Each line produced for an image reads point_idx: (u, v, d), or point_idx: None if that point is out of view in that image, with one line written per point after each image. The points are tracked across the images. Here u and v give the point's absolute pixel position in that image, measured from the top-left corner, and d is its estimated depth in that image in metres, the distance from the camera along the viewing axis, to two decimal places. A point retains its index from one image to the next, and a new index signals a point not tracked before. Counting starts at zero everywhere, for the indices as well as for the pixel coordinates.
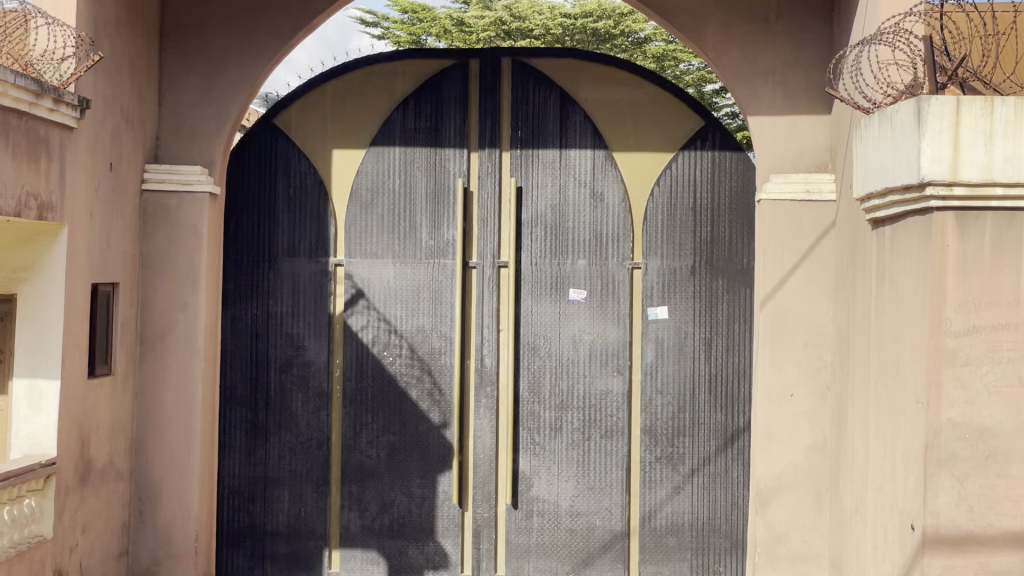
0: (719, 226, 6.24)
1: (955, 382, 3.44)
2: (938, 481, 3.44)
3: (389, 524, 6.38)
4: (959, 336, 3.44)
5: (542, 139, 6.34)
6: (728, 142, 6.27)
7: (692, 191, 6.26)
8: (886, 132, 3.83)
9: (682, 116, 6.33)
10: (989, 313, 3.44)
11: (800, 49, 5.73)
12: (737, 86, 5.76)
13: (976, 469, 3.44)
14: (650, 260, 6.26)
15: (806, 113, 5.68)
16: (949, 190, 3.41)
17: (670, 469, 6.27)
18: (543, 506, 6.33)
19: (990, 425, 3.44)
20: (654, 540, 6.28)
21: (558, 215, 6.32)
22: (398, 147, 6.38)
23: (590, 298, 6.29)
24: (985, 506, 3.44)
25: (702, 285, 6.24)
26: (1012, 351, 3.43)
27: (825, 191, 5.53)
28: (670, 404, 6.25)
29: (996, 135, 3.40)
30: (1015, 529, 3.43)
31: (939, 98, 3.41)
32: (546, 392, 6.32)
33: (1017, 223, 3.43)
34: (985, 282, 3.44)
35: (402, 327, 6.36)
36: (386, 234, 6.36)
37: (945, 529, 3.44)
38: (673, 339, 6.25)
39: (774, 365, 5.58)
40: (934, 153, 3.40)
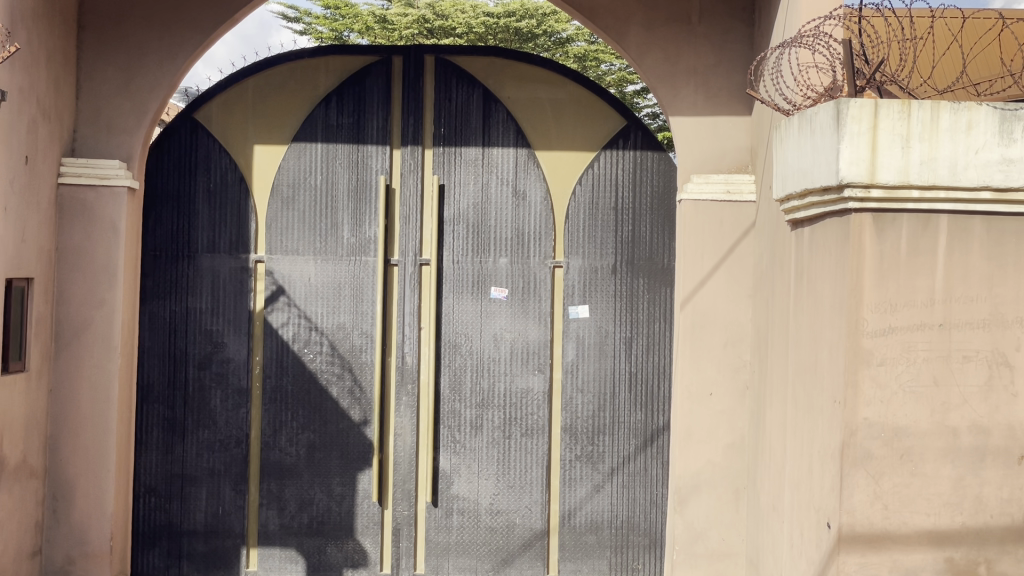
0: (640, 225, 6.28)
1: (872, 382, 3.48)
2: (854, 480, 3.48)
3: (308, 522, 6.35)
4: (875, 337, 3.48)
5: (464, 137, 6.33)
6: (649, 142, 6.31)
7: (614, 191, 6.29)
8: (806, 134, 3.86)
9: (604, 116, 6.35)
10: (905, 314, 3.49)
11: (721, 51, 5.77)
12: (659, 86, 5.79)
13: (891, 468, 3.49)
14: (572, 258, 6.28)
15: (727, 113, 5.73)
16: (866, 191, 3.45)
17: (590, 467, 6.29)
18: (463, 504, 6.33)
19: (905, 424, 3.49)
20: (574, 538, 6.31)
21: (481, 213, 6.32)
22: (321, 143, 6.35)
23: (511, 297, 6.30)
24: (899, 504, 3.49)
25: (623, 284, 6.27)
26: (926, 352, 3.49)
27: (745, 192, 5.57)
28: (590, 402, 6.28)
29: (913, 138, 3.44)
30: (928, 526, 3.49)
31: (858, 99, 3.44)
32: (467, 389, 6.31)
33: (932, 226, 3.49)
34: (902, 283, 3.49)
35: (323, 324, 6.32)
36: (307, 231, 6.33)
37: (860, 527, 3.48)
38: (594, 338, 6.27)
39: (693, 364, 5.61)
40: (852, 155, 3.43)
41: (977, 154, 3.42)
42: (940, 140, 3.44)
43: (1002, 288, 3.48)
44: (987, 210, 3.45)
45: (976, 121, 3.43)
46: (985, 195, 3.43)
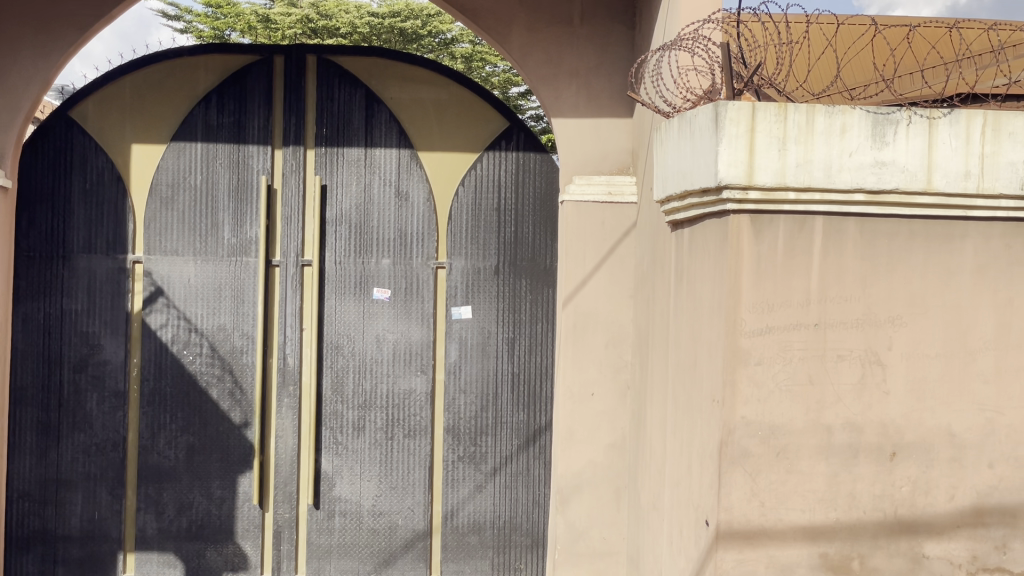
0: (522, 226, 6.31)
1: (749, 380, 3.53)
2: (732, 477, 3.52)
3: (187, 526, 6.28)
4: (753, 336, 3.52)
5: (346, 137, 6.30)
6: (532, 144, 6.34)
7: (496, 192, 6.31)
8: (685, 136, 3.91)
9: (486, 118, 6.37)
10: (781, 314, 3.54)
11: (603, 53, 5.82)
12: (541, 87, 5.80)
13: (767, 465, 3.54)
14: (454, 259, 6.28)
15: (608, 115, 5.79)
16: (744, 193, 3.50)
17: (472, 467, 6.30)
18: (345, 506, 6.30)
19: (781, 423, 3.54)
20: (456, 539, 6.32)
21: (363, 214, 6.29)
22: (201, 142, 6.28)
23: (394, 298, 6.28)
24: (775, 501, 3.54)
25: (505, 285, 6.28)
26: (802, 351, 3.54)
27: (627, 193, 5.61)
28: (472, 403, 6.28)
29: (789, 140, 3.48)
30: (803, 523, 3.55)
31: (735, 103, 3.47)
32: (349, 391, 6.29)
33: (808, 226, 3.55)
34: (778, 283, 3.54)
35: (202, 325, 6.26)
36: (187, 231, 6.25)
37: (738, 524, 3.52)
38: (477, 339, 6.28)
39: (575, 364, 5.62)
40: (730, 157, 3.47)
41: (850, 157, 3.47)
42: (815, 144, 3.48)
43: (875, 288, 3.55)
44: (860, 212, 3.52)
45: (849, 125, 3.48)
46: (858, 197, 3.50)
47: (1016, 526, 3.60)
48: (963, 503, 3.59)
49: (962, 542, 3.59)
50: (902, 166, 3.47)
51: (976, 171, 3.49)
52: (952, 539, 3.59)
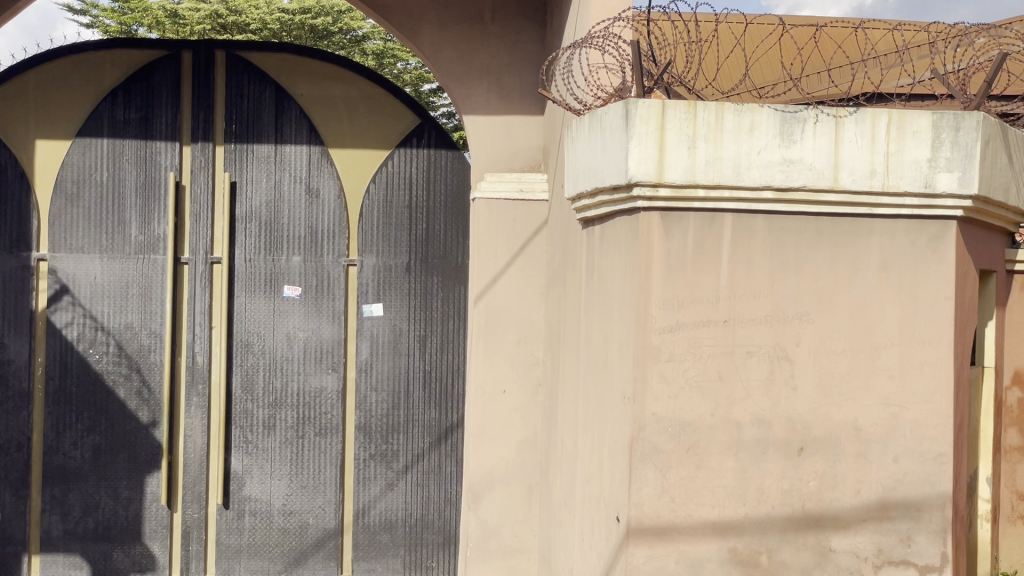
0: (433, 223, 6.29)
1: (660, 377, 3.55)
2: (642, 472, 3.55)
3: (94, 527, 6.21)
4: (663, 333, 3.55)
5: (255, 133, 6.25)
6: (443, 140, 6.34)
7: (407, 189, 6.28)
8: (596, 132, 3.92)
9: (397, 114, 6.35)
10: (692, 311, 3.56)
11: (513, 50, 5.82)
12: (453, 85, 5.80)
13: (677, 461, 3.56)
14: (366, 257, 6.25)
15: (519, 113, 5.79)
16: (654, 189, 3.54)
17: (384, 465, 6.27)
18: (255, 506, 6.25)
19: (690, 419, 3.57)
20: (368, 537, 6.28)
21: (273, 211, 6.24)
22: (107, 138, 6.19)
23: (304, 295, 6.24)
24: (686, 497, 3.57)
25: (416, 282, 6.26)
26: (712, 348, 3.57)
27: (538, 190, 5.63)
28: (384, 401, 6.25)
29: (699, 138, 3.52)
30: (713, 518, 3.58)
31: (646, 100, 3.52)
32: (259, 389, 6.24)
33: (718, 223, 3.58)
34: (688, 280, 3.57)
35: (109, 323, 6.18)
36: (93, 228, 6.17)
37: (648, 520, 3.55)
38: (388, 336, 6.25)
39: (487, 361, 5.59)
40: (641, 154, 3.52)
41: (759, 154, 3.51)
42: (724, 141, 3.51)
43: (784, 285, 3.58)
44: (768, 209, 3.56)
45: (758, 122, 3.52)
46: (767, 195, 3.53)
47: (920, 520, 3.62)
48: (869, 498, 3.61)
49: (867, 535, 3.61)
50: (810, 164, 3.51)
51: (882, 169, 3.51)
52: (859, 532, 3.60)
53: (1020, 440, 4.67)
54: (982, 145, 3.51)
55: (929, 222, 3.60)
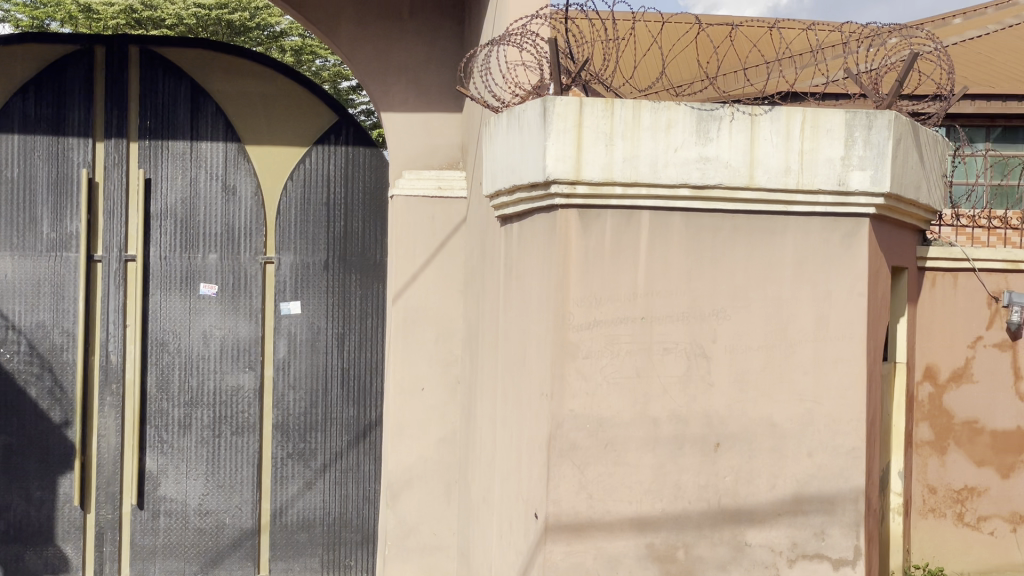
0: (352, 220, 6.26)
1: (578, 374, 3.54)
2: (561, 469, 3.54)
3: (4, 529, 6.14)
4: (581, 330, 3.54)
5: (170, 130, 6.19)
6: (361, 138, 6.32)
7: (325, 186, 6.25)
8: (514, 130, 3.92)
9: (315, 112, 6.30)
10: (610, 308, 3.57)
11: (432, 47, 5.81)
12: (371, 82, 5.77)
13: (595, 457, 3.57)
14: (283, 254, 6.21)
15: (438, 111, 5.79)
16: (572, 187, 3.53)
17: (301, 464, 6.23)
18: (170, 506, 6.19)
19: (608, 416, 3.58)
20: (285, 536, 6.24)
21: (189, 208, 6.17)
22: (18, 134, 6.10)
23: (221, 293, 6.19)
24: (603, 492, 3.57)
25: (335, 280, 6.23)
26: (629, 344, 3.58)
27: (457, 188, 5.61)
28: (302, 399, 6.21)
29: (616, 136, 3.52)
30: (630, 513, 3.59)
31: (563, 98, 3.51)
32: (174, 388, 6.17)
33: (635, 221, 3.59)
34: (606, 277, 3.57)
35: (20, 322, 6.10)
36: (2, 225, 6.08)
37: (566, 517, 3.54)
38: (305, 334, 6.22)
39: (405, 359, 5.57)
40: (558, 152, 3.51)
41: (676, 152, 3.53)
42: (641, 139, 3.53)
43: (700, 282, 3.61)
44: (685, 206, 3.58)
45: (675, 120, 3.54)
46: (683, 192, 3.56)
47: (834, 514, 3.66)
48: (784, 492, 3.64)
49: (782, 529, 3.64)
50: (725, 162, 3.55)
51: (797, 167, 3.57)
52: (774, 526, 3.64)
53: (931, 434, 4.79)
54: (893, 143, 3.61)
55: (842, 220, 3.67)
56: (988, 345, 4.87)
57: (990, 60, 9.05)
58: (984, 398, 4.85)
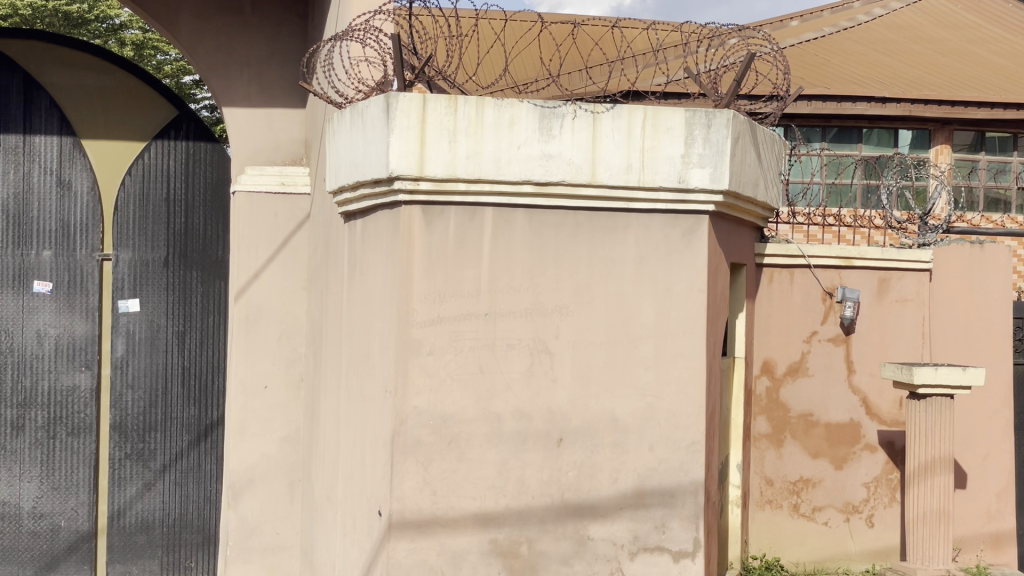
0: (193, 217, 6.17)
1: (421, 371, 3.55)
2: (404, 466, 3.52)
3: None
4: (424, 327, 3.55)
5: (2, 123, 6.04)
6: (202, 133, 6.25)
7: (165, 182, 6.15)
8: (357, 126, 3.89)
9: (154, 106, 6.20)
10: (453, 305, 3.58)
11: (275, 42, 5.74)
12: (212, 76, 5.67)
13: (438, 453, 3.56)
14: (120, 251, 6.08)
15: (280, 106, 5.74)
16: (415, 183, 3.52)
17: (140, 465, 6.11)
18: (3, 509, 6.03)
19: (452, 412, 3.57)
20: (123, 539, 6.11)
21: (21, 204, 6.03)
22: None
23: (56, 291, 6.05)
24: (447, 489, 3.56)
25: (174, 277, 6.12)
26: (472, 340, 3.59)
27: (300, 184, 5.59)
28: (140, 399, 6.10)
29: (459, 132, 3.52)
30: (474, 509, 3.58)
31: (406, 94, 3.50)
32: (7, 388, 6.04)
33: (478, 217, 3.60)
34: (449, 274, 3.57)
35: None
36: None
37: (409, 514, 3.52)
38: (144, 333, 6.10)
39: (248, 357, 5.46)
40: (401, 148, 3.50)
41: (518, 149, 3.54)
42: (484, 136, 3.53)
43: (542, 278, 3.64)
44: (528, 203, 3.60)
45: (517, 117, 3.55)
46: (526, 189, 3.57)
47: (674, 506, 3.71)
48: (626, 486, 3.68)
49: (624, 523, 3.68)
50: (568, 159, 3.57)
51: (638, 164, 3.62)
52: (616, 520, 3.68)
53: (768, 428, 4.92)
54: (731, 141, 3.69)
55: (682, 217, 3.74)
56: (823, 340, 5.00)
57: (827, 61, 9.26)
58: (818, 392, 4.97)
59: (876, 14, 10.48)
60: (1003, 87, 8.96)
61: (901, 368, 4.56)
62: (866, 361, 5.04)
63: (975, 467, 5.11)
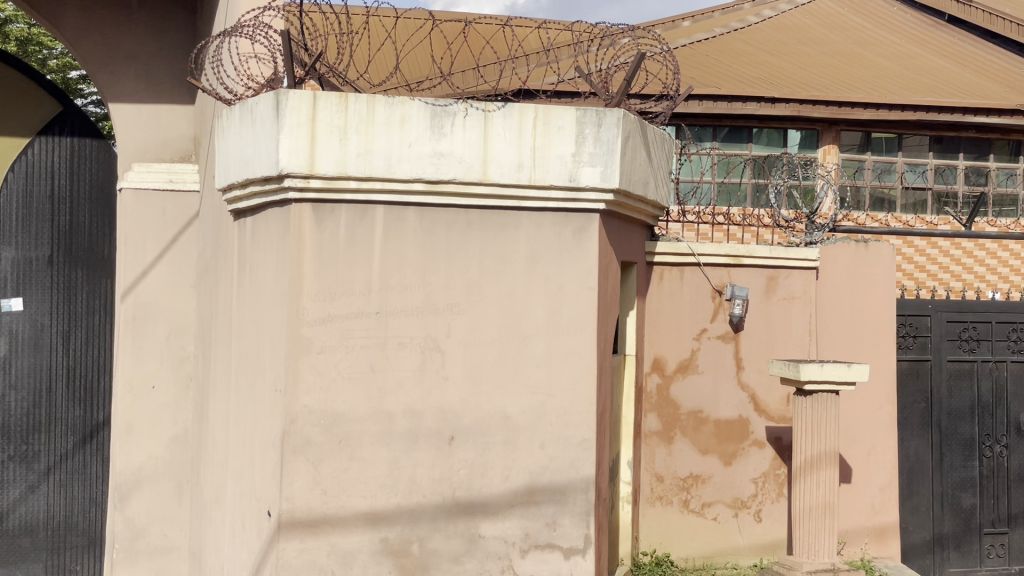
0: (78, 214, 6.08)
1: (311, 369, 3.52)
2: (294, 466, 3.49)
3: None
4: (315, 325, 3.52)
5: None
6: (87, 130, 6.16)
7: (49, 179, 6.06)
8: (247, 122, 3.85)
9: (38, 102, 6.09)
10: (343, 303, 3.55)
11: (162, 38, 5.68)
12: (98, 72, 5.58)
13: (328, 452, 3.53)
14: (3, 249, 5.96)
15: (168, 102, 5.67)
16: (305, 181, 3.49)
17: (24, 467, 5.98)
18: None
19: (343, 410, 3.55)
20: (6, 542, 5.97)
21: None
22: None
23: None
24: (337, 488, 3.53)
25: (58, 276, 6.03)
26: (363, 339, 3.57)
27: (188, 180, 5.52)
28: (23, 399, 5.97)
29: (350, 130, 3.50)
30: (364, 508, 3.56)
31: (296, 90, 3.47)
32: None
33: (369, 216, 3.58)
34: (339, 272, 3.55)
35: None
36: None
37: (299, 513, 3.49)
38: (27, 331, 5.99)
39: (134, 356, 5.38)
40: (291, 145, 3.46)
41: (410, 147, 3.53)
42: (374, 133, 3.51)
43: (433, 276, 3.63)
44: (419, 201, 3.59)
45: (409, 115, 3.54)
46: (417, 186, 3.56)
47: (564, 504, 3.73)
48: (516, 483, 3.69)
49: (515, 520, 3.69)
50: (459, 157, 3.57)
51: (529, 163, 3.63)
52: (507, 517, 3.68)
53: (659, 424, 4.95)
54: (620, 140, 3.73)
55: (573, 215, 3.76)
56: (713, 338, 5.05)
57: (717, 62, 9.36)
58: (708, 389, 5.02)
59: (766, 16, 10.62)
60: (888, 88, 9.13)
61: (788, 364, 4.63)
62: (753, 359, 5.10)
63: (859, 462, 5.19)
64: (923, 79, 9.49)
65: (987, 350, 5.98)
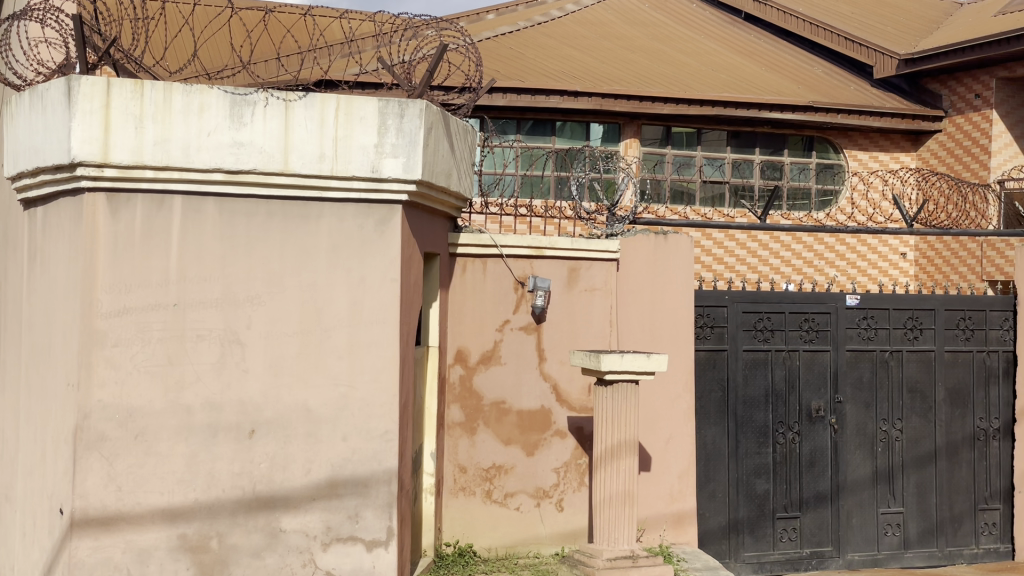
0: None
1: (106, 363, 3.43)
2: (87, 462, 3.40)
3: None
4: (109, 318, 3.44)
5: None
6: None
7: None
8: (37, 109, 3.72)
9: None
10: (139, 295, 3.47)
11: None
12: None
13: (124, 449, 3.45)
14: None
15: None
16: (99, 170, 3.40)
17: None
18: None
19: (139, 405, 3.47)
20: None
21: None
22: None
23: None
24: (133, 484, 3.45)
25: None
26: (161, 332, 3.49)
27: None
28: None
29: (146, 118, 3.42)
30: (161, 504, 3.48)
31: (89, 77, 3.38)
32: None
33: (166, 206, 3.51)
34: (135, 263, 3.47)
35: None
36: None
37: (93, 511, 3.41)
38: None
39: None
40: (84, 133, 3.37)
41: (208, 136, 3.47)
42: (172, 122, 3.44)
43: (233, 267, 3.57)
44: (218, 191, 3.53)
45: (207, 104, 3.48)
46: (216, 177, 3.50)
47: (367, 496, 3.70)
48: (318, 477, 3.65)
49: (315, 514, 3.64)
50: (258, 147, 3.52)
51: (331, 153, 3.60)
52: (308, 511, 3.63)
53: (461, 416, 5.01)
54: (423, 131, 3.70)
55: (375, 206, 3.74)
56: (515, 329, 5.09)
57: (521, 54, 9.44)
58: (510, 380, 5.06)
59: (569, 11, 10.75)
60: (687, 83, 9.30)
61: (588, 355, 4.68)
62: (556, 349, 5.14)
63: (658, 450, 5.29)
64: (721, 75, 9.71)
65: (781, 340, 5.92)
